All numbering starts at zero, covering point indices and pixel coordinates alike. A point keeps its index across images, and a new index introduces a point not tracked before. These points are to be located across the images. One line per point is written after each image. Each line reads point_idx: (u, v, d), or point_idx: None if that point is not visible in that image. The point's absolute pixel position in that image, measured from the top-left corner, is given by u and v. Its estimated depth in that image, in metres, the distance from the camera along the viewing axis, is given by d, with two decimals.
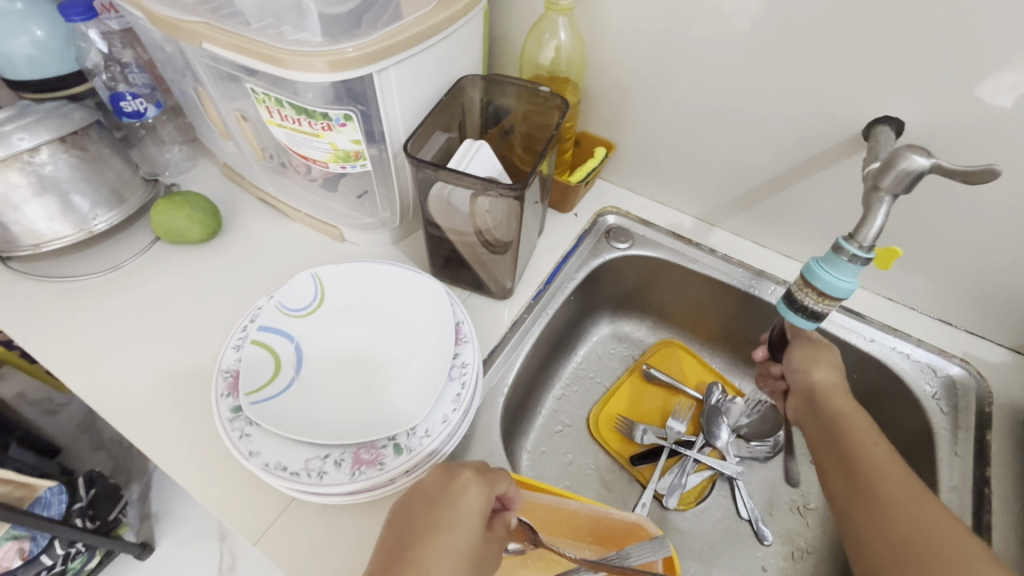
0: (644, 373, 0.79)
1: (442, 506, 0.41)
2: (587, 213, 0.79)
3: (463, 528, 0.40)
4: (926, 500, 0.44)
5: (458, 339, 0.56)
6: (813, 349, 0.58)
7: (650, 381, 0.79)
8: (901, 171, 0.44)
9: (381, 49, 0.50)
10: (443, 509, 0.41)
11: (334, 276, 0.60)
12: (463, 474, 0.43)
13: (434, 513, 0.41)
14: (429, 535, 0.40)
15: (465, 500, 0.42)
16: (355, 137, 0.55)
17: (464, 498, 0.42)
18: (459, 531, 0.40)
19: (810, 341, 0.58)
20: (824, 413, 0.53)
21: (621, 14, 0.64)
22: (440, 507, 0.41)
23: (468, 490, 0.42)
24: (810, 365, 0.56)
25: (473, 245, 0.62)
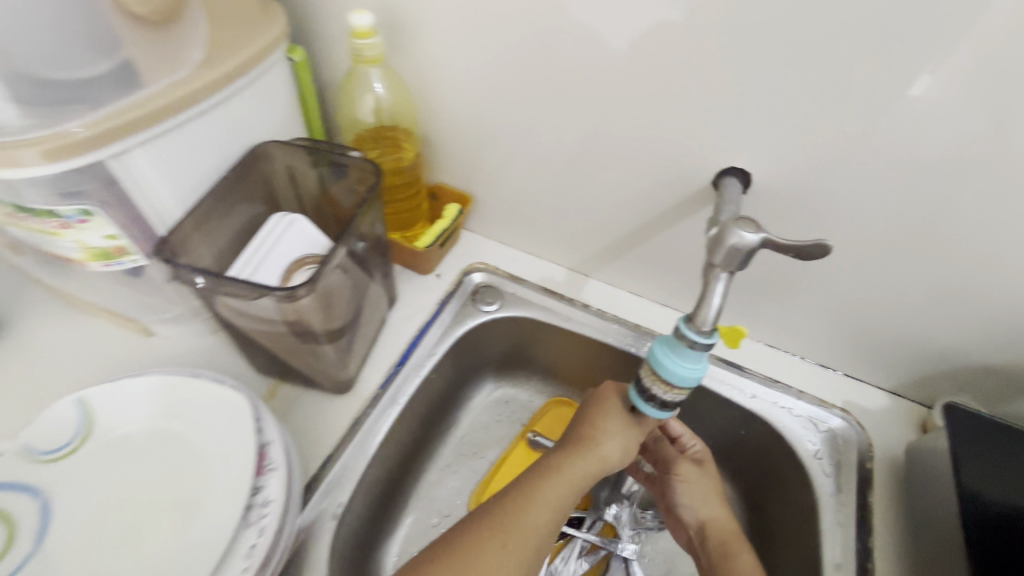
0: (530, 442, 0.71)
1: (603, 410, 0.51)
2: (450, 272, 0.71)
3: (614, 425, 0.51)
4: None
5: (263, 467, 0.45)
6: (699, 481, 0.58)
7: (537, 451, 0.71)
8: (730, 247, 0.39)
9: (119, 125, 0.40)
10: (597, 406, 0.52)
11: (106, 398, 0.48)
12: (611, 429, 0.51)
13: (593, 407, 0.52)
14: (599, 419, 0.51)
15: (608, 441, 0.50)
16: (108, 232, 0.44)
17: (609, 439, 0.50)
18: (615, 418, 0.51)
19: (694, 463, 0.59)
20: (713, 553, 0.53)
21: (448, 61, 0.57)
22: (602, 407, 0.52)
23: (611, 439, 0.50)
24: (695, 500, 0.57)
25: (282, 338, 0.51)
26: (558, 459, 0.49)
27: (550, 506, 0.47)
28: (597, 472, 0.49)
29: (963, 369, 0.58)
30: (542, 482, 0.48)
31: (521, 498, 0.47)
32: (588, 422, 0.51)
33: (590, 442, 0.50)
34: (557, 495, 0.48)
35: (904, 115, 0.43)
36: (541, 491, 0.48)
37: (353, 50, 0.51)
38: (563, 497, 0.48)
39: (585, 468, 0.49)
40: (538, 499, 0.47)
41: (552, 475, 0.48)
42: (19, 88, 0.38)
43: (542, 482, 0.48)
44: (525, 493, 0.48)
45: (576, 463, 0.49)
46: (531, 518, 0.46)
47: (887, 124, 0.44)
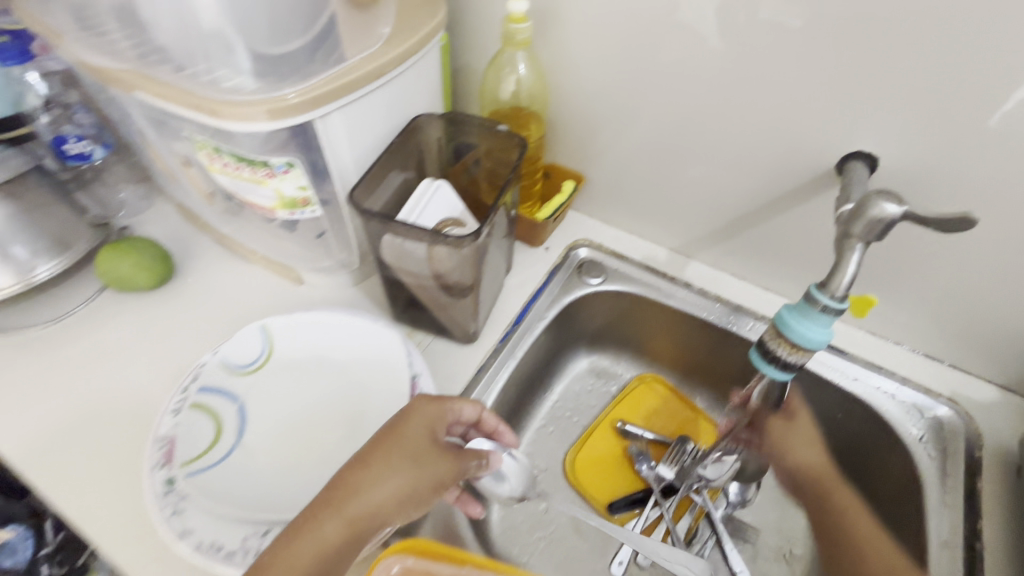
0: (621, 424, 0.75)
1: (393, 431, 0.44)
2: (558, 246, 0.76)
3: (400, 457, 0.42)
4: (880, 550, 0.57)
5: (414, 394, 0.52)
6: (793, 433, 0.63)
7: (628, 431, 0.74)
8: (872, 218, 0.42)
9: (325, 94, 0.47)
10: (394, 428, 0.44)
11: (284, 327, 0.55)
12: (413, 413, 0.45)
13: (385, 429, 0.44)
14: (370, 449, 0.42)
15: (412, 423, 0.44)
16: (301, 183, 0.52)
17: (413, 419, 0.45)
18: (409, 443, 0.43)
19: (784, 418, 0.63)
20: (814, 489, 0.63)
21: (582, 46, 0.61)
22: (387, 430, 0.44)
23: (414, 426, 0.45)
24: (794, 447, 0.64)
25: (431, 290, 0.58)
26: (349, 477, 0.41)
27: (313, 558, 0.38)
28: (431, 482, 0.44)
29: None
30: (326, 513, 0.39)
31: (301, 527, 0.38)
32: (387, 430, 0.44)
33: (374, 452, 0.42)
34: (316, 555, 0.38)
35: None
36: (324, 524, 0.38)
37: (507, 33, 0.57)
38: (360, 534, 0.40)
39: (396, 477, 0.41)
40: (314, 537, 0.38)
41: (331, 506, 0.39)
42: (245, 53, 0.45)
43: (340, 505, 0.39)
44: (290, 531, 0.38)
45: (387, 468, 0.42)
46: (316, 541, 0.38)
47: None
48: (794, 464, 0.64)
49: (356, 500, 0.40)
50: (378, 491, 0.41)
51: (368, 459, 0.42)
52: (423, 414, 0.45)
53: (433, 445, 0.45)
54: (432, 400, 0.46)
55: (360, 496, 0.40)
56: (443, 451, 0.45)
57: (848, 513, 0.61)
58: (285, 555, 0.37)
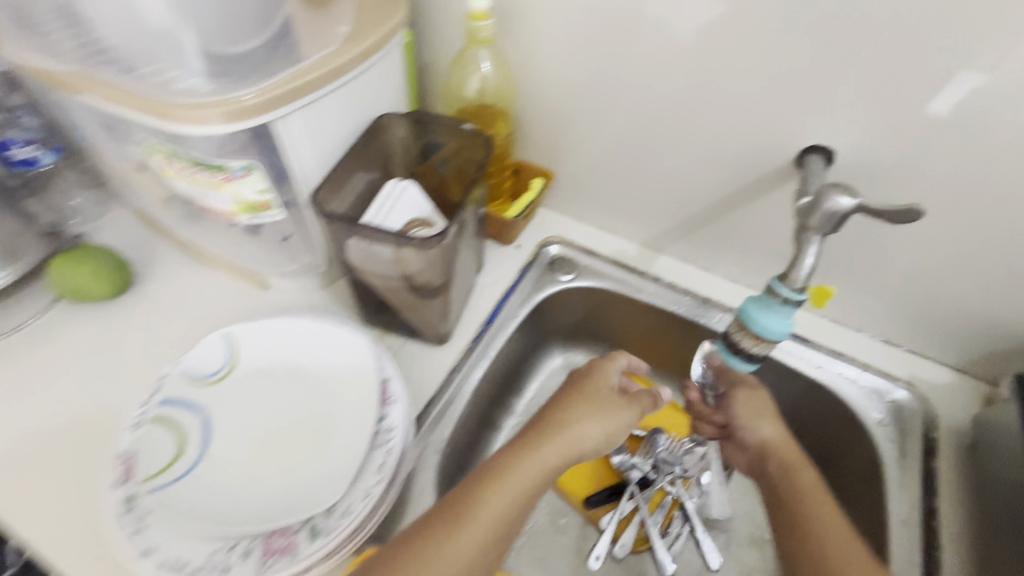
0: None
1: (577, 399, 0.52)
2: (529, 244, 0.76)
3: (580, 413, 0.51)
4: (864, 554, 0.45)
5: (385, 399, 0.51)
6: (754, 400, 0.59)
7: None
8: (826, 211, 0.43)
9: (281, 95, 0.46)
10: (574, 392, 0.53)
11: (249, 334, 0.54)
12: (575, 410, 0.51)
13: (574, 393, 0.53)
14: (565, 414, 0.51)
15: (570, 418, 0.51)
16: (261, 187, 0.51)
17: (570, 414, 0.51)
18: (593, 403, 0.52)
19: (751, 386, 0.60)
20: (771, 468, 0.54)
21: (547, 42, 0.61)
22: (587, 396, 0.53)
23: (584, 424, 0.51)
24: (755, 420, 0.58)
25: (399, 291, 0.57)
26: (510, 461, 0.47)
27: (493, 518, 0.43)
28: (560, 466, 0.48)
29: None
30: (484, 489, 0.44)
31: (461, 513, 0.43)
32: (553, 406, 0.52)
33: (559, 430, 0.50)
34: (500, 506, 0.44)
35: (994, 93, 0.46)
36: (484, 501, 0.44)
37: (469, 31, 0.56)
38: (513, 508, 0.45)
39: (540, 468, 0.47)
40: (478, 507, 0.43)
41: (494, 483, 0.45)
42: (195, 52, 0.44)
43: (493, 487, 0.45)
44: (457, 502, 0.44)
45: (529, 460, 0.47)
46: (459, 542, 0.42)
47: (978, 97, 0.47)
48: (754, 438, 0.57)
49: (516, 475, 0.46)
50: (535, 469, 0.47)
51: (524, 446, 0.48)
52: (603, 387, 0.54)
53: (617, 415, 0.53)
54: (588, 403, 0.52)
55: (472, 521, 0.43)
56: (620, 407, 0.53)
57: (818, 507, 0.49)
58: (456, 524, 0.42)
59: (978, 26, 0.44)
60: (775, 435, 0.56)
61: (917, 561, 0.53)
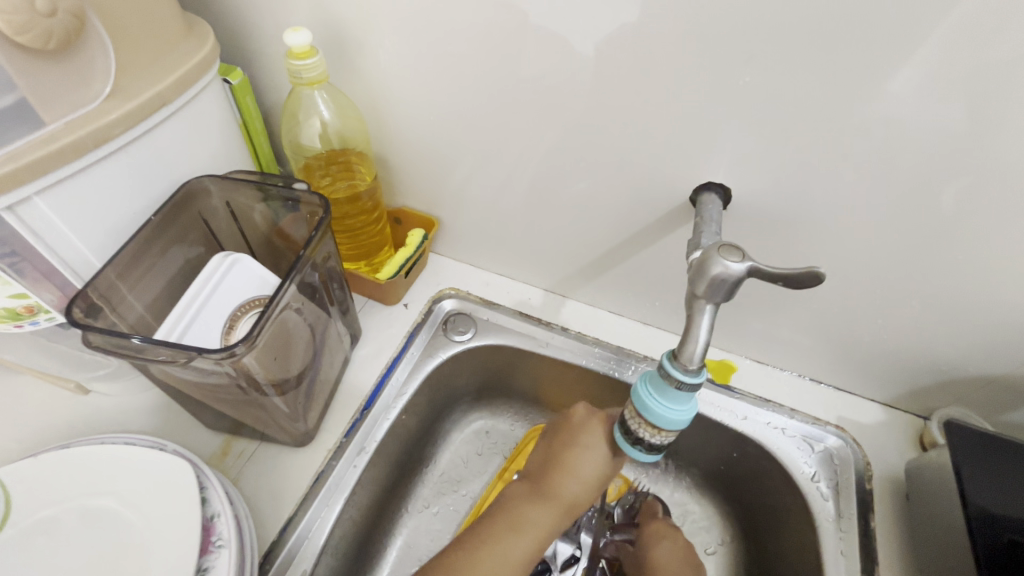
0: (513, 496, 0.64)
1: (575, 446, 0.47)
2: (419, 301, 0.67)
3: (584, 465, 0.47)
4: None
5: (209, 545, 0.40)
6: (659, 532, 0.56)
7: None
8: (714, 277, 0.35)
9: (11, 175, 0.34)
10: (569, 440, 0.48)
11: (28, 477, 0.43)
12: (578, 447, 0.47)
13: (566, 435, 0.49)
14: (568, 466, 0.47)
15: (571, 460, 0.47)
16: (14, 291, 0.39)
17: (572, 457, 0.47)
18: (587, 453, 0.47)
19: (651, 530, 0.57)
20: None
21: (400, 78, 0.52)
22: (576, 445, 0.48)
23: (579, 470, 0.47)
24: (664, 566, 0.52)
25: (230, 398, 0.47)
26: (526, 510, 0.46)
27: (509, 563, 0.44)
28: (565, 519, 0.47)
29: (961, 380, 0.55)
30: (507, 539, 0.45)
31: None
32: (556, 460, 0.48)
33: (559, 483, 0.46)
34: (506, 560, 0.44)
35: (896, 119, 0.40)
36: (506, 544, 0.44)
37: (292, 72, 0.46)
38: (530, 551, 0.45)
39: (552, 517, 0.46)
40: (499, 551, 0.44)
41: (492, 552, 0.44)
42: None
43: (507, 536, 0.45)
44: (479, 543, 0.44)
45: (540, 509, 0.46)
46: (502, 562, 0.44)
47: (874, 125, 0.41)
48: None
49: (511, 534, 0.45)
50: (544, 517, 0.46)
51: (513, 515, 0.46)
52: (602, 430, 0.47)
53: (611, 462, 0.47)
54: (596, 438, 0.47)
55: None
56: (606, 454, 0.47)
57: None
58: None
59: (872, 45, 0.37)
60: None
61: None
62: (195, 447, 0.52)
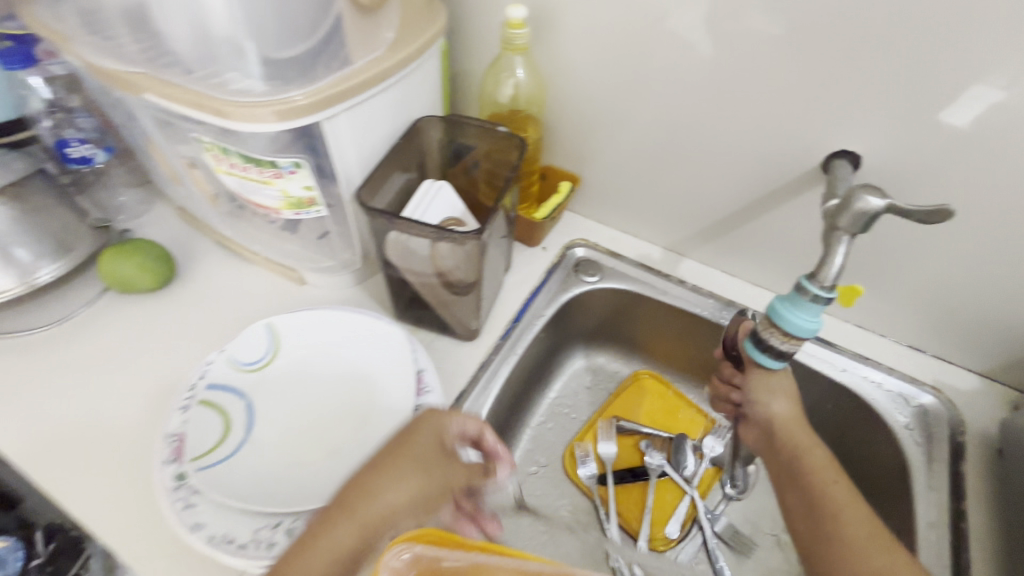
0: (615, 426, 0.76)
1: (401, 449, 0.45)
2: (555, 246, 0.78)
3: (389, 487, 0.42)
4: (818, 455, 0.52)
5: (420, 389, 0.53)
6: (768, 377, 0.54)
7: (620, 432, 0.76)
8: (856, 211, 0.44)
9: (332, 96, 0.49)
10: (394, 452, 0.45)
11: (290, 326, 0.57)
12: (418, 464, 0.44)
13: (386, 451, 0.44)
14: (371, 484, 0.42)
15: (411, 446, 0.45)
16: (307, 183, 0.53)
17: (411, 443, 0.45)
18: (404, 466, 0.43)
19: (766, 364, 0.55)
20: (781, 449, 0.53)
21: (578, 51, 0.64)
22: (386, 468, 0.43)
23: (387, 483, 0.42)
24: (767, 397, 0.55)
25: (434, 287, 0.60)
26: (329, 528, 0.40)
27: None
28: (359, 541, 0.40)
29: None
30: (337, 523, 0.40)
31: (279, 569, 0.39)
32: (365, 474, 0.43)
33: (368, 499, 0.42)
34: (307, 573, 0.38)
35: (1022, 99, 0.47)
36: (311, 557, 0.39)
37: (505, 39, 0.59)
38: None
39: (349, 531, 0.40)
40: (311, 546, 0.40)
41: (290, 566, 0.39)
42: (256, 60, 0.47)
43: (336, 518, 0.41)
44: (299, 538, 0.40)
45: (340, 523, 0.40)
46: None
47: (1001, 105, 0.48)
48: (764, 417, 0.55)
49: (372, 502, 0.42)
50: (392, 495, 0.42)
51: (350, 506, 0.41)
52: (429, 454, 0.45)
53: (444, 460, 0.45)
54: (434, 423, 0.46)
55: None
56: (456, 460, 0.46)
57: (827, 489, 0.49)
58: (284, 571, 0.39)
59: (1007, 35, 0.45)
60: (787, 413, 0.54)
61: (945, 567, 0.53)
62: None
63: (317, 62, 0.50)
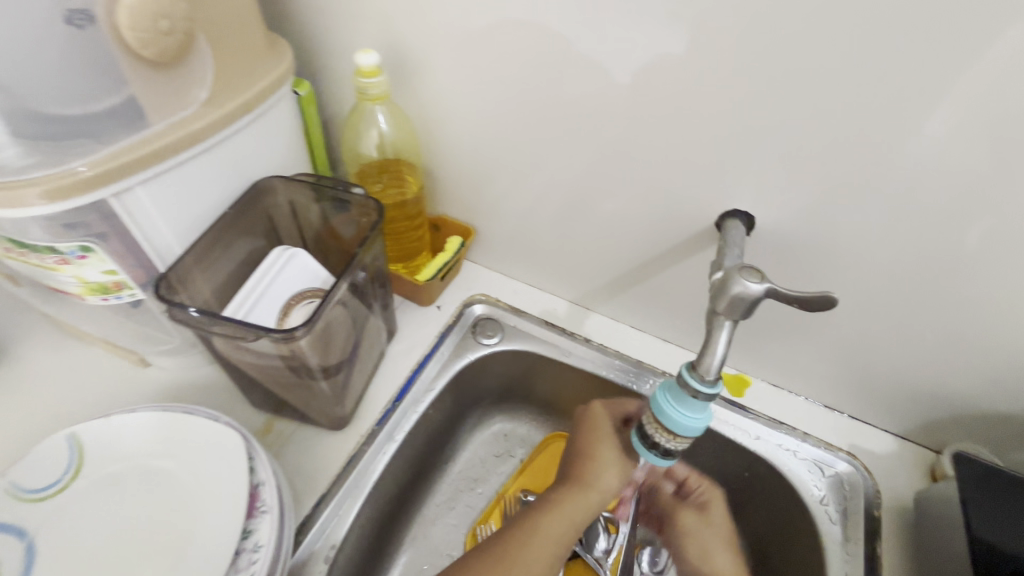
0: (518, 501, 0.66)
1: (593, 435, 0.52)
2: (452, 304, 0.71)
3: (609, 454, 0.51)
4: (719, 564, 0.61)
5: (255, 509, 0.44)
6: (704, 539, 0.63)
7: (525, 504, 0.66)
8: (735, 296, 0.38)
9: (121, 166, 0.40)
10: (594, 438, 0.52)
11: (99, 435, 0.47)
12: (604, 425, 0.53)
13: (585, 438, 0.52)
14: (597, 456, 0.51)
15: (603, 423, 0.53)
16: (107, 267, 0.44)
17: (601, 422, 0.53)
18: (608, 441, 0.51)
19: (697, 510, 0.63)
20: None
21: (452, 96, 0.57)
22: (599, 436, 0.52)
23: (607, 463, 0.51)
24: (704, 560, 0.62)
25: (279, 377, 0.51)
26: (563, 500, 0.49)
27: (548, 550, 0.46)
28: (598, 504, 0.49)
29: (975, 416, 0.56)
30: (547, 520, 0.48)
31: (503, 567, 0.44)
32: (584, 450, 0.52)
33: (592, 470, 0.50)
34: (561, 533, 0.47)
35: (915, 162, 0.43)
36: (548, 528, 0.47)
37: (359, 88, 0.51)
38: (568, 533, 0.48)
39: (583, 503, 0.49)
40: (543, 531, 0.47)
41: (533, 542, 0.46)
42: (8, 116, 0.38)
43: (546, 517, 0.48)
44: (530, 528, 0.47)
45: (572, 495, 0.49)
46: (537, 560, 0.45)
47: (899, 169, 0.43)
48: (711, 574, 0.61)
49: (601, 476, 0.50)
50: (608, 472, 0.50)
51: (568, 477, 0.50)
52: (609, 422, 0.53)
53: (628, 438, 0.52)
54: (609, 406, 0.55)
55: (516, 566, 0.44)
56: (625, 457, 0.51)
57: None
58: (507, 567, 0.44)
59: (894, 90, 0.40)
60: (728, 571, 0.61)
61: None
62: (242, 422, 0.57)
63: (91, 129, 0.40)
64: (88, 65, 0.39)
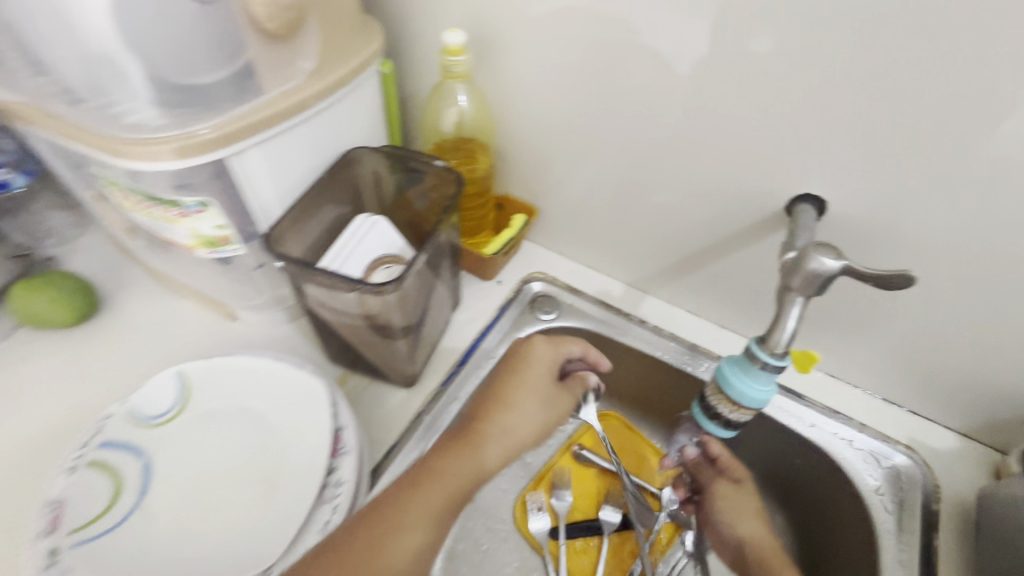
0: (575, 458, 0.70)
1: (515, 383, 0.54)
2: (511, 280, 0.73)
3: (524, 403, 0.54)
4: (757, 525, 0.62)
5: (337, 449, 0.48)
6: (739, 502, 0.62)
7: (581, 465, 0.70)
8: (810, 271, 0.39)
9: (239, 129, 0.44)
10: (512, 381, 0.54)
11: (202, 374, 0.52)
12: (537, 360, 0.56)
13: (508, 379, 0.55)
14: (507, 403, 0.53)
15: (536, 364, 0.55)
16: (219, 222, 0.49)
17: (536, 362, 0.55)
18: (531, 390, 0.54)
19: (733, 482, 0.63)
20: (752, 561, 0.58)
21: (526, 77, 0.59)
22: (514, 386, 0.54)
23: (513, 413, 0.53)
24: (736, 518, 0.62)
25: (360, 332, 0.55)
26: (446, 457, 0.48)
27: (438, 501, 0.45)
28: (489, 461, 0.49)
29: None
30: (450, 471, 0.47)
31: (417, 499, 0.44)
32: (496, 398, 0.53)
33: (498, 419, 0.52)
34: (451, 484, 0.46)
35: (1004, 151, 0.42)
36: (425, 491, 0.45)
37: (444, 65, 0.55)
38: (462, 488, 0.47)
39: (469, 456, 0.48)
40: (426, 484, 0.46)
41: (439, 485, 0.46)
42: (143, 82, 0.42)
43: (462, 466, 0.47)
44: (437, 470, 0.47)
45: (466, 452, 0.48)
46: (417, 510, 0.44)
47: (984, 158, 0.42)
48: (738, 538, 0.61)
49: (507, 424, 0.52)
50: (519, 420, 0.52)
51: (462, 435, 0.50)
52: (543, 367, 0.55)
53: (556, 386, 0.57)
54: (549, 342, 0.56)
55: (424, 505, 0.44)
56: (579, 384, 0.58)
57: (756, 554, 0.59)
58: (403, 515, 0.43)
59: (989, 77, 0.39)
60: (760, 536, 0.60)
61: None
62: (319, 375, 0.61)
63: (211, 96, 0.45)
64: (212, 39, 0.43)
